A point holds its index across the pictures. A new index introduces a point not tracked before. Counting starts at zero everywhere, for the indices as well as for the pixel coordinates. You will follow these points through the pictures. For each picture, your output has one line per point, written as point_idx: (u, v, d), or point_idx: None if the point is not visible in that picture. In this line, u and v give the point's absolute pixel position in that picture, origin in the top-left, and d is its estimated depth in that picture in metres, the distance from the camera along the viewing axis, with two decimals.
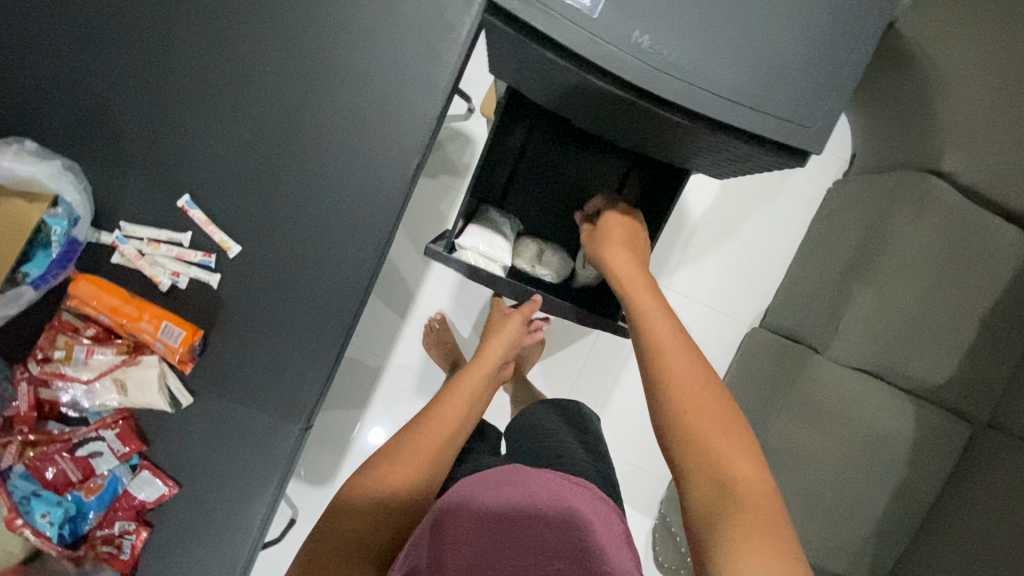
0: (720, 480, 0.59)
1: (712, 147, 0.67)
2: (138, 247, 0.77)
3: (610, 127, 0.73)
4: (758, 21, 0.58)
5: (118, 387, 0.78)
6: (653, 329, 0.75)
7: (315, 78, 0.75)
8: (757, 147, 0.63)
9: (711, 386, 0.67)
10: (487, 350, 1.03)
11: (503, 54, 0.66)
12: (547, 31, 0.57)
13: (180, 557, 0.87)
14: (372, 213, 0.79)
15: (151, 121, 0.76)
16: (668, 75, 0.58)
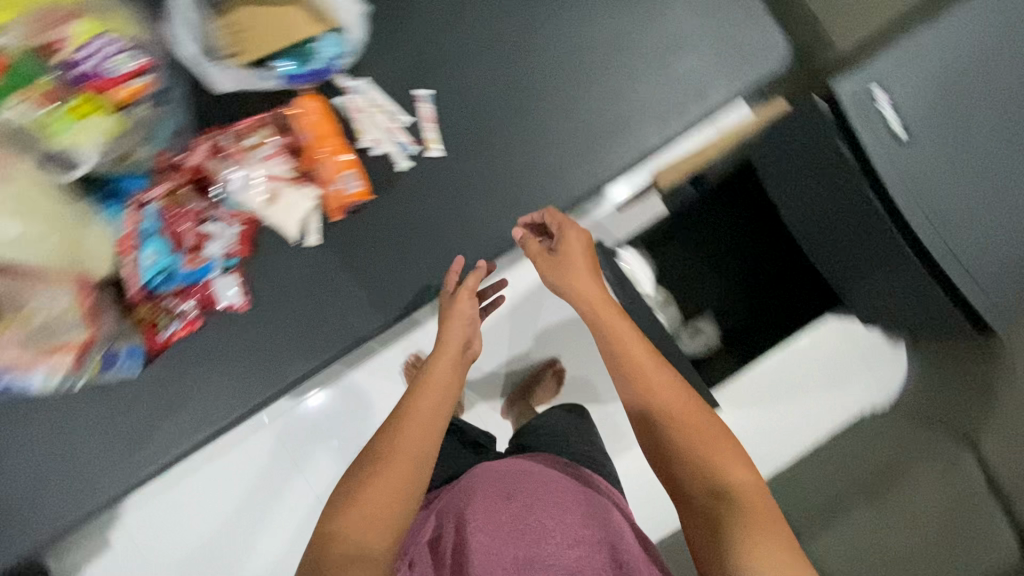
0: (717, 496, 0.60)
1: (902, 286, 0.85)
2: (366, 102, 0.85)
3: (821, 232, 0.93)
4: (999, 210, 0.76)
5: (269, 197, 0.83)
6: (610, 327, 0.72)
7: (584, 69, 0.87)
8: (949, 299, 0.79)
9: (697, 423, 0.66)
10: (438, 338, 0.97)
11: (791, 138, 0.88)
12: (862, 128, 0.77)
13: (197, 371, 0.86)
14: (559, 190, 0.87)
15: (441, 21, 0.86)
16: (919, 207, 0.77)
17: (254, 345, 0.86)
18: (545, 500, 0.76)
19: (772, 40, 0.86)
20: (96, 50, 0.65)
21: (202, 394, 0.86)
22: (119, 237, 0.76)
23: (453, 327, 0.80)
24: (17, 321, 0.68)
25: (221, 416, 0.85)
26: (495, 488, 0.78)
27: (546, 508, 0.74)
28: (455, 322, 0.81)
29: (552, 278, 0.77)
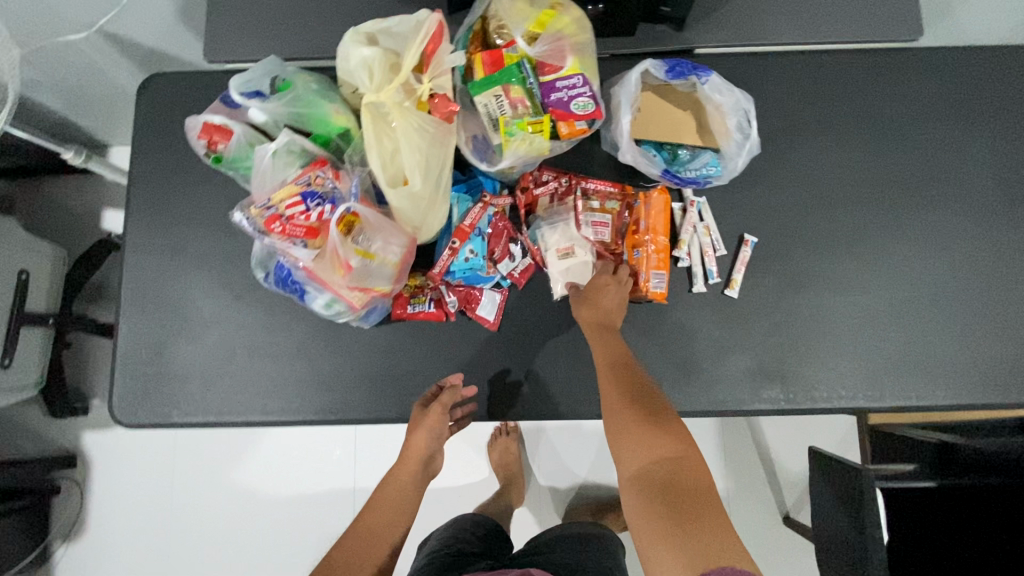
0: (658, 468, 0.69)
1: None
2: (699, 221, 0.88)
3: None
4: None
5: (562, 252, 0.83)
6: (607, 344, 0.79)
7: (893, 299, 0.89)
8: None
9: (640, 411, 0.73)
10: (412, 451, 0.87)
11: None
12: None
13: (418, 353, 0.88)
14: (821, 390, 0.87)
15: (795, 189, 0.89)
16: None
17: (480, 363, 0.88)
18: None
19: None
20: (573, 85, 0.68)
21: (411, 377, 0.87)
22: (457, 222, 0.82)
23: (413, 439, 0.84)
24: (360, 253, 0.68)
25: (417, 406, 0.87)
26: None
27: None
28: (418, 436, 0.84)
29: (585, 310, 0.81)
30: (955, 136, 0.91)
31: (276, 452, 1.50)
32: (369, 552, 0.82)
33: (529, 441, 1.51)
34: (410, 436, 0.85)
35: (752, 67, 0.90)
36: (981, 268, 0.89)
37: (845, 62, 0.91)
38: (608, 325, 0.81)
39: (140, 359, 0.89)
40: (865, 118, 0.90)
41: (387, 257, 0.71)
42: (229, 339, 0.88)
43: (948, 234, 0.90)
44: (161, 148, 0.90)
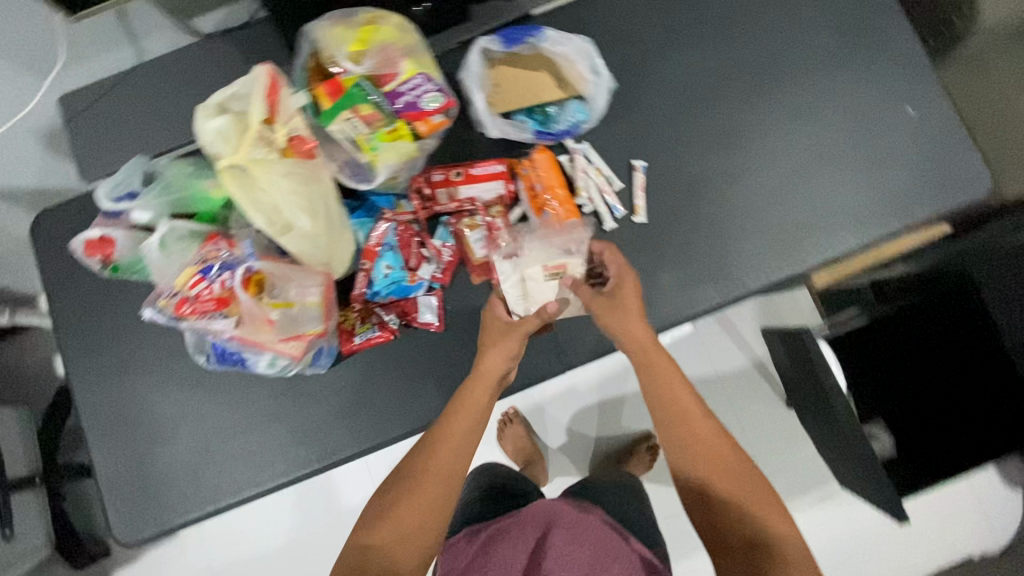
0: (753, 537, 0.67)
1: None
2: (587, 164, 0.92)
3: None
4: None
5: (552, 271, 0.84)
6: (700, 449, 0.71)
7: (786, 171, 0.94)
8: None
9: (730, 471, 0.70)
10: (488, 368, 0.78)
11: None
12: None
13: (380, 377, 0.91)
14: (751, 276, 0.92)
15: (664, 103, 0.94)
16: None
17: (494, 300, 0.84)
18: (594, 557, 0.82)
19: (966, 180, 0.93)
20: (415, 85, 0.73)
21: (382, 401, 0.90)
22: (364, 245, 0.86)
23: (493, 357, 0.79)
24: (277, 305, 0.72)
25: (397, 426, 0.90)
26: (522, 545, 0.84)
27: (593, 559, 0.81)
28: (497, 351, 0.79)
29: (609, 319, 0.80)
30: (786, 8, 0.96)
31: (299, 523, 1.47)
32: (445, 458, 0.72)
33: (533, 421, 1.55)
34: (489, 352, 0.79)
35: (589, 10, 0.95)
36: (851, 115, 0.95)
37: None
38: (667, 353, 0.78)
39: (126, 478, 0.90)
40: (706, 21, 0.96)
41: (307, 300, 0.74)
42: (202, 430, 0.90)
43: (812, 96, 0.95)
44: (73, 279, 0.91)
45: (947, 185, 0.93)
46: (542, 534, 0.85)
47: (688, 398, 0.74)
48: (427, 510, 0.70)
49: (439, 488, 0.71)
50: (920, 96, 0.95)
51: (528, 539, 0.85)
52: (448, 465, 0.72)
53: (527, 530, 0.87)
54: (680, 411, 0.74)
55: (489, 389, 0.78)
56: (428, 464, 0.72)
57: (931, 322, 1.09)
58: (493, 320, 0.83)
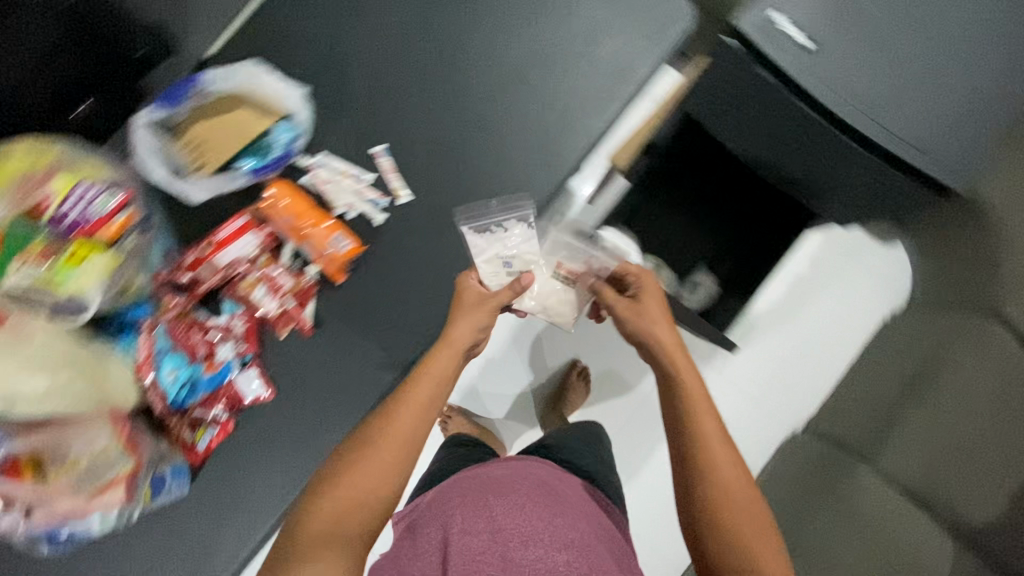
0: (739, 546, 0.67)
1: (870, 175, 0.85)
2: (330, 173, 0.90)
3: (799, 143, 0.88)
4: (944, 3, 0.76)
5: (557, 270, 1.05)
6: (704, 427, 0.74)
7: (516, 87, 0.94)
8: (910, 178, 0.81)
9: (731, 481, 0.71)
10: (457, 336, 0.81)
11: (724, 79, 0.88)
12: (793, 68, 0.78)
13: (241, 466, 0.89)
14: (529, 200, 0.93)
15: (377, 82, 0.93)
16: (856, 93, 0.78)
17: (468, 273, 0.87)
18: (551, 509, 0.85)
19: (674, 16, 0.95)
20: (77, 198, 0.75)
21: (259, 485, 0.89)
22: (136, 363, 0.80)
23: (462, 326, 0.82)
24: (63, 472, 0.71)
25: (278, 500, 0.89)
26: (481, 495, 0.87)
27: (540, 509, 0.84)
28: (467, 321, 0.82)
29: (629, 320, 0.87)
30: None
31: None
32: (406, 423, 0.75)
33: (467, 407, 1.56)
34: (455, 321, 0.82)
35: (264, 34, 0.93)
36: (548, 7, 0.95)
37: None
38: (685, 351, 0.83)
39: None
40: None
41: (98, 447, 0.73)
42: None
43: (506, 7, 0.95)
44: None
45: (662, 27, 0.95)
46: (505, 488, 0.89)
47: (698, 385, 0.78)
48: (393, 471, 0.73)
49: (401, 453, 0.74)
50: None
51: (488, 489, 0.89)
52: (405, 436, 0.74)
53: (495, 484, 0.91)
54: (671, 396, 0.78)
55: (455, 361, 0.81)
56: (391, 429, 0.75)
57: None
58: (466, 290, 0.85)
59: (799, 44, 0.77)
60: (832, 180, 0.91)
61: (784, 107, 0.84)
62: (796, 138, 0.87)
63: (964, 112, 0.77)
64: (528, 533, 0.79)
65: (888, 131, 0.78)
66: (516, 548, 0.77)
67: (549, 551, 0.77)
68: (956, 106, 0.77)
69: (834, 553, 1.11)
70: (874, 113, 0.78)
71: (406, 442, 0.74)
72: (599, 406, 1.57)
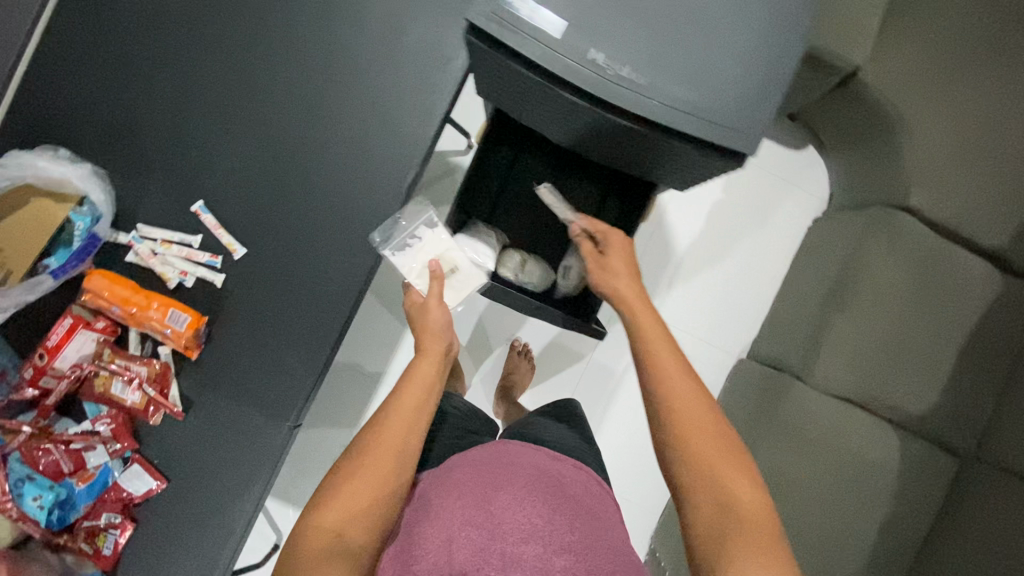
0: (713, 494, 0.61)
1: (681, 159, 0.59)
2: (152, 246, 0.83)
3: (598, 138, 0.63)
4: None
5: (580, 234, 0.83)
6: (653, 340, 0.69)
7: (323, 99, 0.84)
8: (719, 158, 0.54)
9: (715, 430, 0.64)
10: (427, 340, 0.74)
11: (487, 75, 0.61)
12: (518, 48, 0.50)
13: (158, 558, 0.87)
14: (375, 221, 0.85)
15: (173, 133, 0.84)
16: (624, 90, 0.51)
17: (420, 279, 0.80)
18: (552, 504, 0.70)
19: None
20: None
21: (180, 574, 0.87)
22: None
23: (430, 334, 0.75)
24: None
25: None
26: (475, 485, 0.72)
27: (541, 512, 0.68)
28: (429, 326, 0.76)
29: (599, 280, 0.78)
30: None
31: None
32: (399, 429, 0.67)
33: None
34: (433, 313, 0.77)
35: (45, 109, 0.84)
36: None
37: (72, 12, 0.83)
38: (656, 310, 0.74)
39: None
40: (148, 30, 0.84)
41: None
42: None
43: (287, 11, 0.83)
44: None
45: None
46: (505, 475, 0.74)
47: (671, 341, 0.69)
48: (374, 491, 0.63)
49: (386, 476, 0.64)
50: None
51: (487, 481, 0.72)
52: (399, 444, 0.66)
53: (498, 467, 0.76)
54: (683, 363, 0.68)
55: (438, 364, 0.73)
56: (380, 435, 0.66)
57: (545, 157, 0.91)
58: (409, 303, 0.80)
59: (534, 26, 0.50)
60: (656, 166, 0.66)
61: (551, 101, 0.56)
62: (588, 130, 0.62)
63: (770, 54, 0.52)
64: (529, 529, 0.65)
65: (670, 110, 0.51)
66: (517, 544, 0.63)
67: (546, 555, 0.63)
68: (755, 54, 0.52)
69: (795, 470, 1.23)
70: (644, 92, 0.51)
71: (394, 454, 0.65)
72: (554, 374, 1.53)
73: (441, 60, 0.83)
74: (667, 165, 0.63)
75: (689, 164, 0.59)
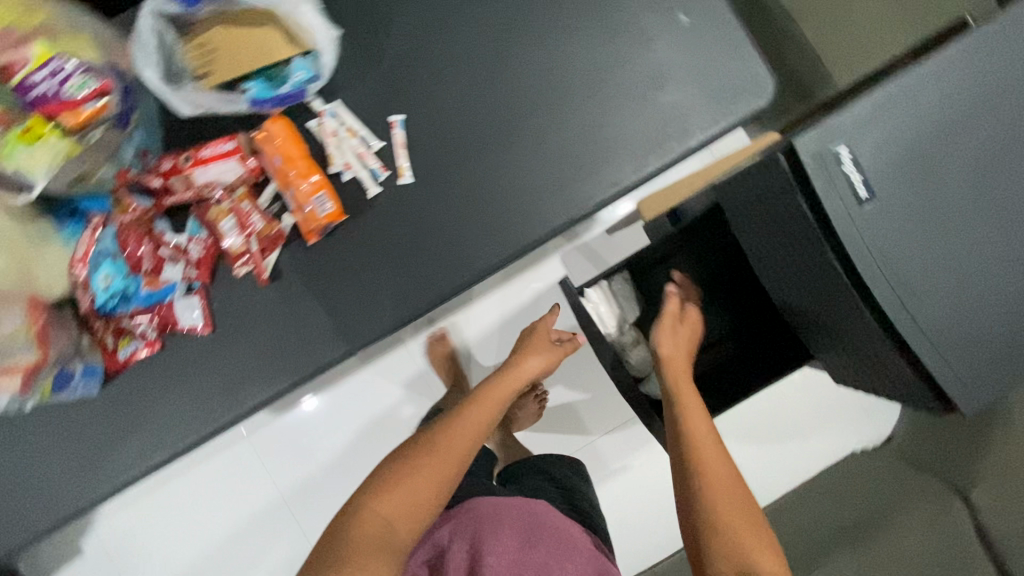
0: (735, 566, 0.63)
1: (863, 353, 0.63)
2: (336, 126, 0.84)
3: (803, 298, 0.66)
4: None
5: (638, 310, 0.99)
6: (693, 412, 0.76)
7: (558, 98, 0.85)
8: (919, 380, 0.58)
9: (750, 507, 0.68)
10: (521, 369, 0.93)
11: (746, 184, 0.63)
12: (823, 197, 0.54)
13: (154, 391, 0.84)
14: (532, 225, 0.85)
15: (414, 46, 0.85)
16: (887, 282, 0.54)
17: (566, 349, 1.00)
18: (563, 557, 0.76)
19: (752, 83, 0.85)
20: (53, 70, 0.63)
21: (161, 415, 0.85)
22: (73, 254, 0.76)
23: (532, 361, 0.95)
24: None
25: (180, 436, 0.85)
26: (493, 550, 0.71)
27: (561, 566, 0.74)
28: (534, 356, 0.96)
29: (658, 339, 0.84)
30: None
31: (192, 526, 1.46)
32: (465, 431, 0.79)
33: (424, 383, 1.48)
34: (529, 358, 0.96)
35: None
36: (622, 25, 0.85)
37: None
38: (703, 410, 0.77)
39: None
40: None
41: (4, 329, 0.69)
42: None
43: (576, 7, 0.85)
44: None
45: (734, 93, 0.85)
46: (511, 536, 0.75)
47: (705, 427, 0.74)
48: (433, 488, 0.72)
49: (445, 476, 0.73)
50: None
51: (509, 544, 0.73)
52: (465, 445, 0.78)
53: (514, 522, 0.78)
54: (717, 453, 0.72)
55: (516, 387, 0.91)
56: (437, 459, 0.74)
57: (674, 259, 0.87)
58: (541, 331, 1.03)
59: (849, 182, 0.53)
60: (829, 342, 0.69)
61: (799, 250, 0.59)
62: (805, 281, 0.64)
63: None
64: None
65: (914, 323, 0.55)
66: None
67: None
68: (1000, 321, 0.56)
69: None
70: (902, 291, 0.54)
71: (458, 461, 0.75)
72: (553, 434, 1.46)
73: (679, 133, 0.85)
74: (844, 348, 0.66)
75: (873, 370, 0.63)
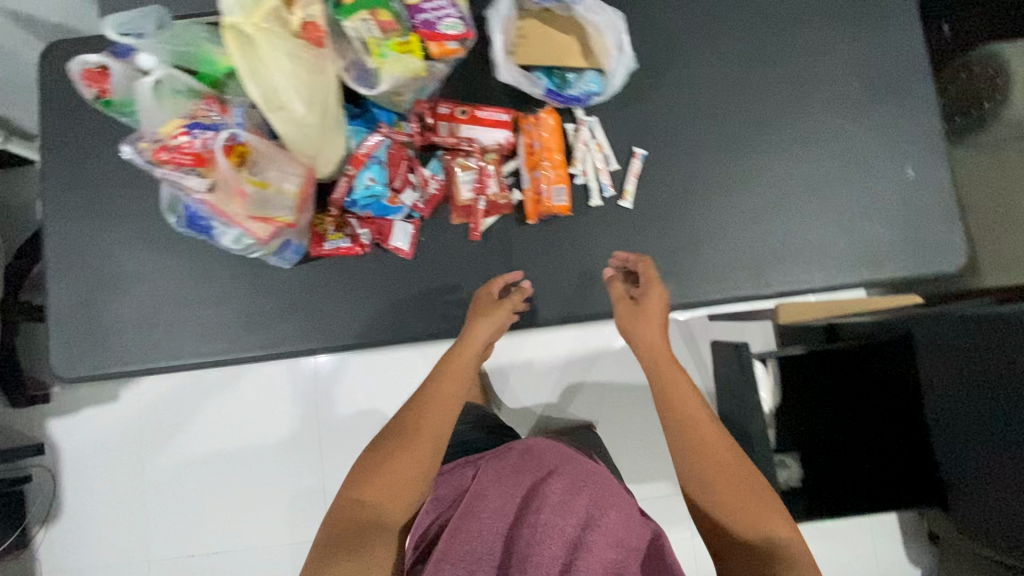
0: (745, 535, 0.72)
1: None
2: (590, 137, 0.94)
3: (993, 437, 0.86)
4: None
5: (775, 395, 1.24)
6: (677, 412, 0.80)
7: (777, 192, 0.95)
8: None
9: (753, 491, 0.74)
10: (470, 340, 0.87)
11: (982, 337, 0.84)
12: None
13: (340, 288, 0.93)
14: (712, 285, 0.95)
15: (678, 98, 0.95)
16: None
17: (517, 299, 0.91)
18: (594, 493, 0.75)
19: (946, 249, 0.94)
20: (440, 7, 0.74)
21: (337, 311, 0.93)
22: (353, 151, 0.86)
23: (482, 328, 0.87)
24: (255, 184, 0.73)
25: (343, 336, 0.93)
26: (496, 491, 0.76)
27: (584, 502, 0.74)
28: (486, 321, 0.88)
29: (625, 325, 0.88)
30: (820, 33, 0.96)
31: (231, 418, 1.50)
32: (424, 422, 0.80)
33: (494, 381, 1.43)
34: (477, 323, 0.88)
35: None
36: (855, 156, 0.95)
37: None
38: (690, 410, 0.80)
39: (75, 314, 0.92)
40: (738, 31, 0.96)
41: (284, 187, 0.76)
42: (159, 292, 0.93)
43: (823, 125, 0.95)
44: (70, 110, 0.92)
45: (927, 250, 0.94)
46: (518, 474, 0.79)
47: (703, 428, 0.78)
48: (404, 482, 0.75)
49: (419, 464, 0.77)
50: (922, 158, 0.95)
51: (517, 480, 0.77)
52: (429, 430, 0.79)
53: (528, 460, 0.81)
54: (717, 454, 0.76)
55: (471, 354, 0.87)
56: (394, 460, 0.76)
57: (826, 367, 1.12)
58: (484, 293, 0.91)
59: None
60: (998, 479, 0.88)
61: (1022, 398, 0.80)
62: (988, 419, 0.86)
63: None
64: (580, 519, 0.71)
65: None
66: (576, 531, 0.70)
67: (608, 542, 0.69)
68: None
69: None
70: None
71: (425, 443, 0.78)
72: None
73: (866, 264, 0.94)
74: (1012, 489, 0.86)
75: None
